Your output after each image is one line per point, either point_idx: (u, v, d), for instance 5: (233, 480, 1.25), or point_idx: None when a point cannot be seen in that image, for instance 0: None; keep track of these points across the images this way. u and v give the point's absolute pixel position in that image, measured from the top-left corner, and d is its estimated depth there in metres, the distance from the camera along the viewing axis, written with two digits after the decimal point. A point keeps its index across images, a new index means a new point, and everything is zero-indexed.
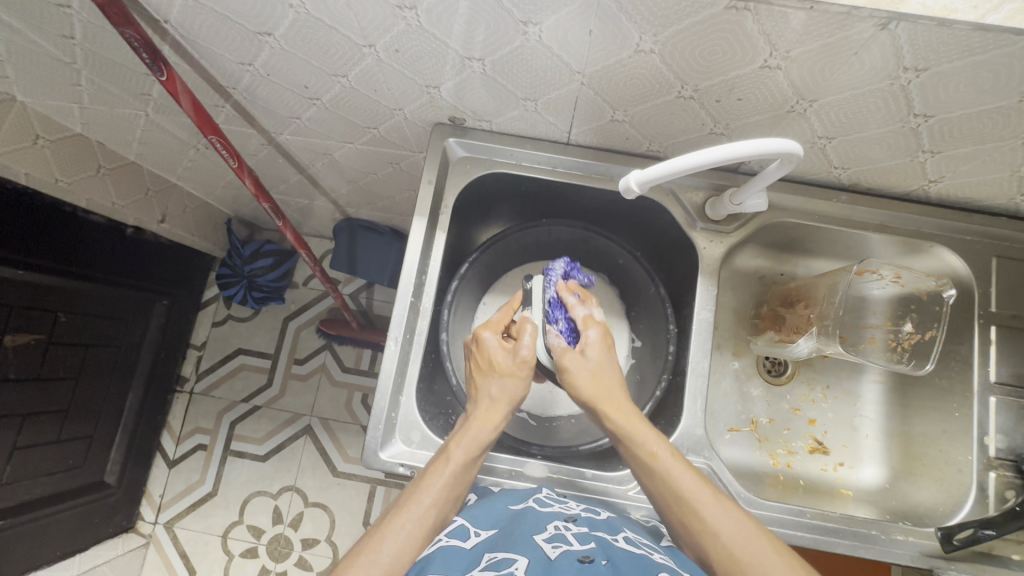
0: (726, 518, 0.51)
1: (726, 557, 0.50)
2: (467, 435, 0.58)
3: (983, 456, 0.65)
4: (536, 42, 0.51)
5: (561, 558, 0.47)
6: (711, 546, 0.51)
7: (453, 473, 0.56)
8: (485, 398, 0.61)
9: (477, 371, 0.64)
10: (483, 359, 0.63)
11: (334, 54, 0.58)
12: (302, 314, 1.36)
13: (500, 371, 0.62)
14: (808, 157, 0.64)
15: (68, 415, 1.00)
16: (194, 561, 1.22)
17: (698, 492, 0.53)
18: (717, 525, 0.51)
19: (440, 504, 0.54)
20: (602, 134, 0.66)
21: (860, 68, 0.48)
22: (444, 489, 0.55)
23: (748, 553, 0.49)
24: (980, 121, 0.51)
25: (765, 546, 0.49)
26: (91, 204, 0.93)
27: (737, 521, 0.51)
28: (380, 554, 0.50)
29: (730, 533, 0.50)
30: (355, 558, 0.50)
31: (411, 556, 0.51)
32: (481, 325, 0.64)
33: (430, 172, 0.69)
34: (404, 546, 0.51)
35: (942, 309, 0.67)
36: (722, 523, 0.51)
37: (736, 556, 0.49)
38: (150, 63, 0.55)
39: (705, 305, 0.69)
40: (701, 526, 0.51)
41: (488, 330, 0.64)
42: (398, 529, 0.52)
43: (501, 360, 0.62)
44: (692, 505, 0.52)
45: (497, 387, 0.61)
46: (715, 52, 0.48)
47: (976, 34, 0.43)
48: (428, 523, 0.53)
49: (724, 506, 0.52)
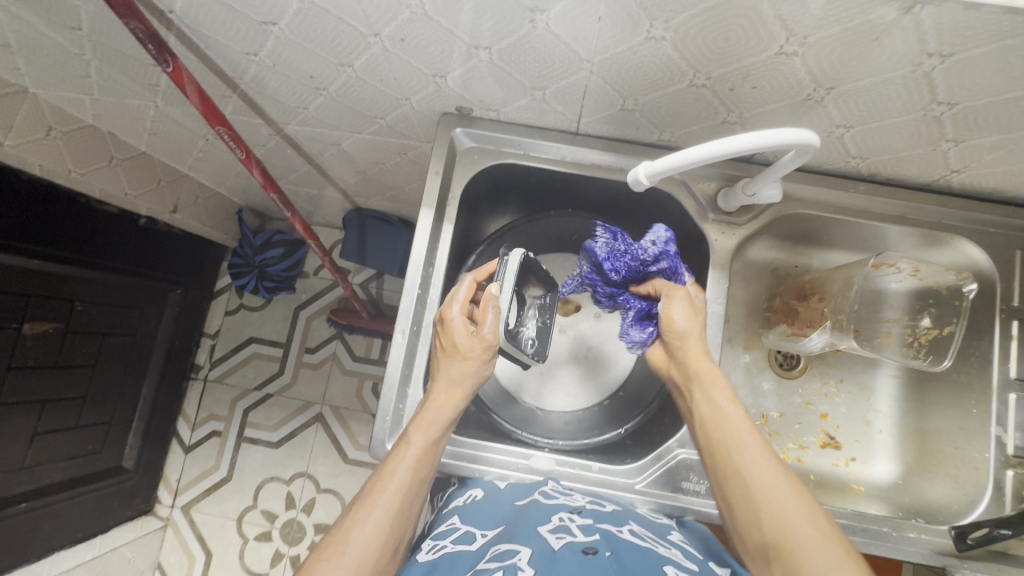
0: (775, 490, 0.51)
1: (776, 517, 0.50)
2: (427, 416, 0.58)
3: (1000, 454, 0.64)
4: (544, 29, 0.50)
5: (564, 549, 0.47)
6: (760, 508, 0.51)
7: (417, 457, 0.56)
8: (444, 379, 0.60)
9: (441, 353, 0.61)
10: (447, 341, 0.61)
11: (339, 43, 0.57)
12: (313, 304, 1.37)
13: (462, 352, 0.59)
14: (825, 147, 0.62)
15: (86, 401, 1.02)
16: (210, 544, 1.25)
17: (752, 452, 0.53)
18: (771, 482, 0.51)
19: (406, 486, 0.54)
20: (612, 123, 0.65)
21: (883, 55, 0.46)
22: (408, 475, 0.55)
23: (797, 512, 0.50)
24: (1005, 109, 0.49)
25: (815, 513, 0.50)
26: (105, 195, 0.95)
27: (792, 485, 0.52)
28: (348, 545, 0.50)
29: (782, 495, 0.51)
30: (325, 549, 0.50)
31: (379, 543, 0.51)
32: (443, 306, 0.61)
33: (437, 163, 0.68)
34: (372, 535, 0.51)
35: (962, 304, 0.65)
36: (777, 483, 0.52)
37: (781, 525, 0.49)
38: (156, 54, 0.55)
39: (716, 299, 0.68)
40: (755, 479, 0.52)
41: (455, 305, 0.61)
42: (365, 517, 0.52)
43: (464, 341, 0.59)
44: (753, 459, 0.53)
45: (459, 368, 0.60)
46: (729, 40, 0.47)
47: (1005, 18, 0.40)
48: (395, 508, 0.53)
49: (781, 470, 0.53)
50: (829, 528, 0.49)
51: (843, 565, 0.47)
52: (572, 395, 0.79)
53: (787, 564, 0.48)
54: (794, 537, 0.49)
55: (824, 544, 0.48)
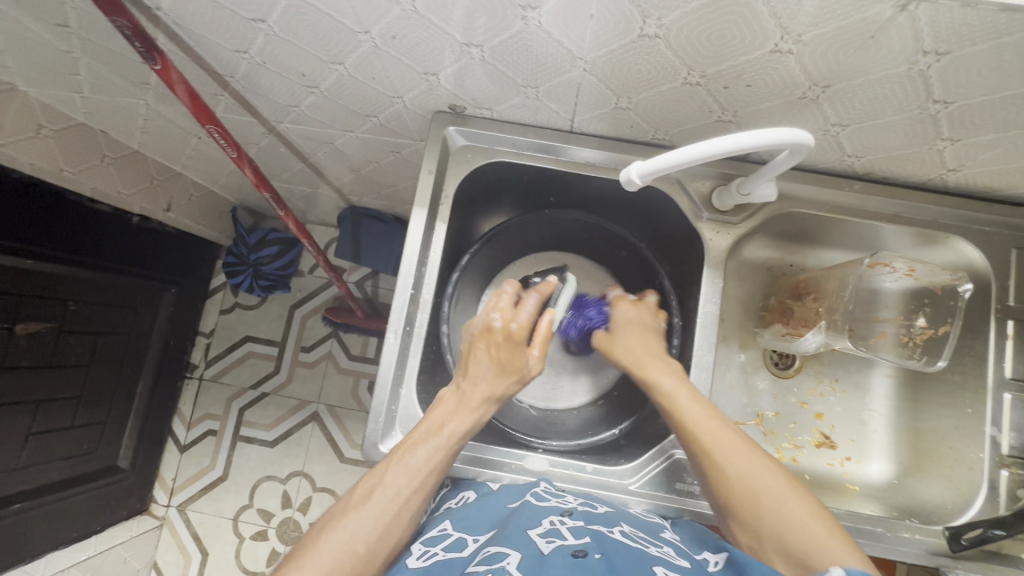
0: (717, 449, 0.55)
1: (723, 474, 0.54)
2: (457, 415, 0.59)
3: (995, 454, 0.64)
4: (537, 27, 0.49)
5: (554, 552, 0.47)
6: (709, 468, 0.55)
7: (442, 452, 0.58)
8: (484, 385, 0.62)
9: (491, 356, 0.62)
10: (505, 354, 0.63)
11: (329, 41, 0.56)
12: (308, 302, 1.37)
13: (517, 372, 0.63)
14: (820, 146, 0.61)
15: (80, 402, 1.02)
16: (206, 543, 1.25)
17: (698, 422, 0.57)
18: (715, 444, 0.56)
19: (424, 487, 0.56)
20: (607, 122, 0.64)
21: (878, 52, 0.45)
22: (429, 469, 0.56)
23: (741, 466, 0.54)
24: (1002, 107, 0.49)
25: (759, 466, 0.54)
26: (97, 193, 0.94)
27: (736, 445, 0.56)
28: (359, 527, 0.52)
29: (726, 453, 0.55)
30: (335, 526, 0.53)
31: (391, 530, 0.53)
32: (515, 316, 0.63)
33: (430, 162, 0.67)
34: (385, 521, 0.53)
35: (957, 303, 0.65)
36: (721, 443, 0.56)
37: (728, 481, 0.54)
38: (145, 52, 0.54)
39: (711, 298, 0.67)
40: (703, 443, 0.56)
41: (524, 322, 0.64)
42: (380, 501, 0.54)
43: (523, 363, 0.63)
44: (700, 427, 0.57)
45: (503, 384, 0.62)
46: (723, 38, 0.46)
47: (1002, 16, 0.40)
48: (412, 500, 0.55)
49: (725, 431, 0.57)
50: (772, 478, 0.53)
51: (787, 512, 0.51)
52: (562, 392, 0.80)
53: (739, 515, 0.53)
54: (741, 491, 0.53)
55: (768, 494, 0.52)
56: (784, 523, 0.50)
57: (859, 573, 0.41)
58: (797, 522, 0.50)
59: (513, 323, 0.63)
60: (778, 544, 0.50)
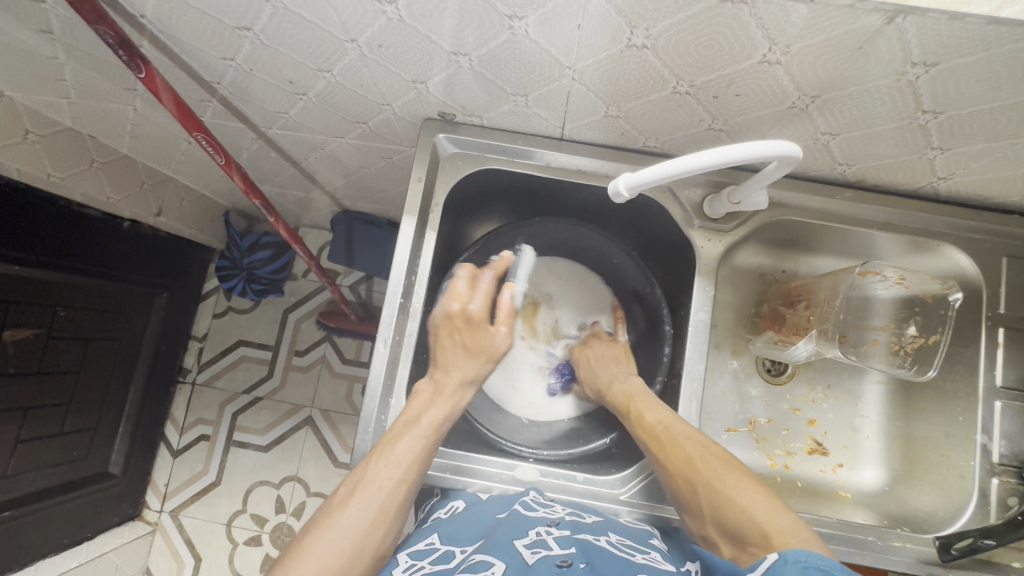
0: (662, 434, 0.60)
1: (667, 455, 0.59)
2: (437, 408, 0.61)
3: (986, 462, 0.64)
4: (524, 36, 0.49)
5: (539, 563, 0.47)
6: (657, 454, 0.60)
7: (423, 445, 0.58)
8: (455, 372, 0.64)
9: (455, 342, 0.65)
10: (472, 339, 0.66)
11: (317, 50, 0.56)
12: (302, 306, 1.36)
13: (485, 353, 0.66)
14: (811, 155, 0.61)
15: (70, 408, 1.01)
16: (199, 549, 1.24)
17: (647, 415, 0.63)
18: (661, 430, 0.60)
19: (409, 479, 0.57)
20: (597, 130, 0.64)
21: (867, 63, 0.45)
22: (412, 463, 0.57)
23: (687, 446, 0.58)
24: (991, 118, 0.49)
25: (703, 446, 0.58)
26: (86, 199, 0.93)
27: (679, 428, 0.60)
28: (347, 529, 0.52)
29: (670, 438, 0.59)
30: (322, 532, 0.52)
31: (378, 529, 0.54)
32: (469, 303, 0.66)
33: (419, 169, 0.67)
34: (372, 519, 0.54)
35: (947, 313, 0.65)
36: (666, 428, 0.60)
37: (672, 462, 0.58)
38: (127, 60, 0.53)
39: (702, 306, 0.67)
40: (652, 432, 0.61)
41: (479, 303, 0.66)
42: (366, 502, 0.54)
43: (487, 342, 0.66)
44: (649, 419, 0.62)
45: (471, 365, 0.65)
46: (711, 48, 0.46)
47: (990, 28, 0.40)
48: (398, 496, 0.56)
49: (672, 418, 0.61)
50: (715, 456, 0.57)
51: (731, 484, 0.54)
52: (551, 406, 0.80)
53: (688, 492, 0.56)
54: (685, 470, 0.57)
55: (711, 470, 0.56)
56: (722, 493, 0.54)
57: (792, 553, 0.43)
58: (732, 494, 0.53)
59: (469, 304, 0.66)
60: (718, 513, 0.53)
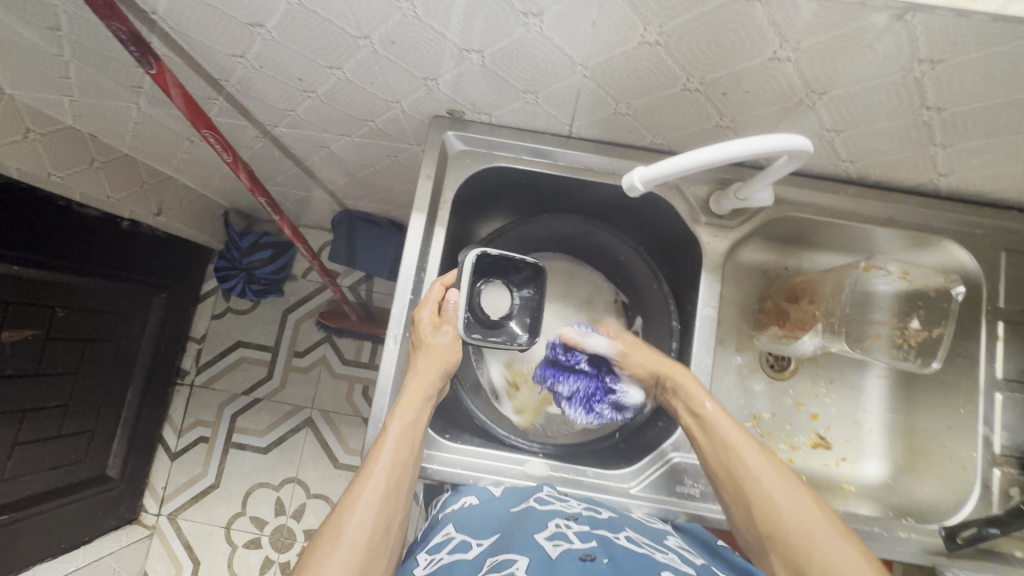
0: (761, 480, 0.58)
1: (763, 504, 0.57)
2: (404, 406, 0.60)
3: (987, 453, 0.65)
4: (537, 33, 0.49)
5: (562, 557, 0.48)
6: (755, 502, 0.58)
7: (398, 441, 0.58)
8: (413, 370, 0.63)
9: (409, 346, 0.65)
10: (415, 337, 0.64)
11: (328, 48, 0.56)
12: (302, 306, 1.35)
13: (430, 345, 0.63)
14: (816, 151, 0.62)
15: (67, 410, 1.00)
16: (197, 552, 1.23)
17: (741, 456, 0.60)
18: (758, 473, 0.59)
19: (388, 479, 0.56)
20: (606, 127, 0.64)
21: (873, 60, 0.46)
22: (390, 461, 0.57)
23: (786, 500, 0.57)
24: (993, 114, 0.50)
25: (802, 501, 0.57)
26: (85, 198, 0.92)
27: (775, 474, 0.59)
28: (340, 533, 0.53)
29: (768, 489, 0.58)
30: (320, 540, 0.53)
31: (370, 529, 0.53)
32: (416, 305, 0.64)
33: (428, 166, 0.67)
34: (362, 520, 0.54)
35: (951, 306, 0.67)
36: (764, 473, 0.59)
37: (772, 516, 0.56)
38: (139, 56, 0.53)
39: (709, 301, 0.68)
40: (748, 476, 0.59)
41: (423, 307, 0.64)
42: (353, 505, 0.54)
43: (428, 334, 0.63)
44: (741, 457, 0.60)
45: (425, 358, 0.63)
46: (723, 45, 0.47)
47: (996, 25, 0.41)
48: (382, 493, 0.55)
49: (766, 462, 0.60)
50: (815, 509, 0.56)
51: (841, 547, 0.53)
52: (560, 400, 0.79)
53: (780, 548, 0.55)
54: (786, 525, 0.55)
55: (818, 529, 0.54)
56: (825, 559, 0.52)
57: None
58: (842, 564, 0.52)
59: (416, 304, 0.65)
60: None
